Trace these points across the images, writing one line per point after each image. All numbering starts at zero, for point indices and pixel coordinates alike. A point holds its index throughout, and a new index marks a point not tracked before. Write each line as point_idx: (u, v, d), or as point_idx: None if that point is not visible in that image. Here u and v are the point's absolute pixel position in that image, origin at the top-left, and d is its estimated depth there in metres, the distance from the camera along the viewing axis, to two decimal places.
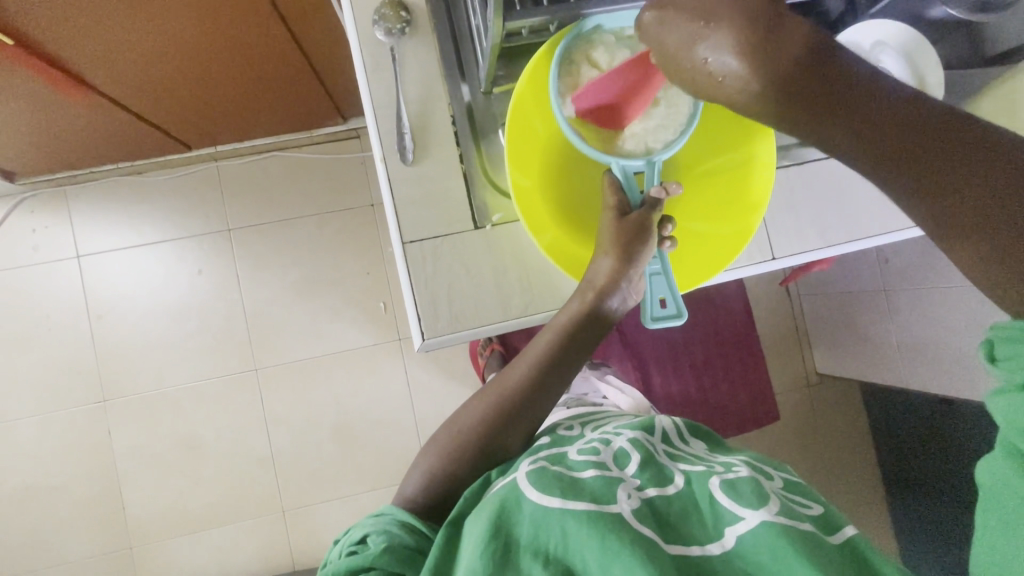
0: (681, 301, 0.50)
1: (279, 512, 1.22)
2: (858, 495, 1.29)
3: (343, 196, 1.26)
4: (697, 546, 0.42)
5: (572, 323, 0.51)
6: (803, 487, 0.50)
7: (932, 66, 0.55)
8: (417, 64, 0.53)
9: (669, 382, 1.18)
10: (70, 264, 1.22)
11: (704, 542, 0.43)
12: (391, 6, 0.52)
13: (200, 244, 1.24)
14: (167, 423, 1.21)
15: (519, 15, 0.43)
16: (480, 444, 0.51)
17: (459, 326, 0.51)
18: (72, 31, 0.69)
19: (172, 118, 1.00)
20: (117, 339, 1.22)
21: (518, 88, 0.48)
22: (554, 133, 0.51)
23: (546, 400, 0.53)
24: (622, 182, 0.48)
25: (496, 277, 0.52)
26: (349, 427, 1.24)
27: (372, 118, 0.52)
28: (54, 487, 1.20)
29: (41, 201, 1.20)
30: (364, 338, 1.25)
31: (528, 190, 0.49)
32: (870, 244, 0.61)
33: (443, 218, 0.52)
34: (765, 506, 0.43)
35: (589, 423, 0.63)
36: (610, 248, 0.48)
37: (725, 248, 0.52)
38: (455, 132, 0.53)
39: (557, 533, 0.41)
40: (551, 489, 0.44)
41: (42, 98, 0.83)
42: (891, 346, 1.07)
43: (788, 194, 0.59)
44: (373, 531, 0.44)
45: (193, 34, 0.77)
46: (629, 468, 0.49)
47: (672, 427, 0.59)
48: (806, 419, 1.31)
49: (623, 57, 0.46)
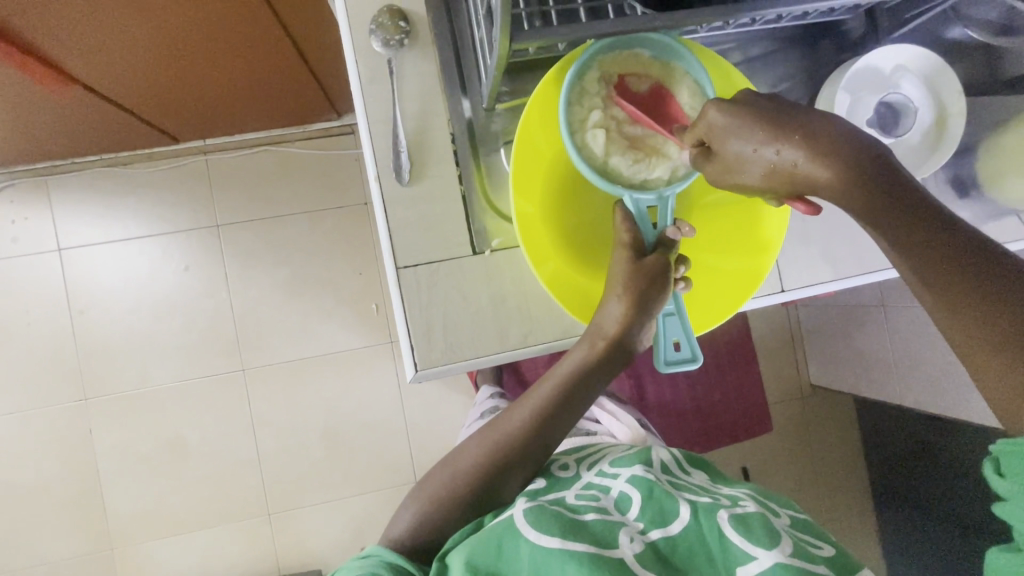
0: (695, 344, 0.46)
1: (266, 516, 1.20)
2: (849, 507, 1.28)
3: (337, 193, 1.22)
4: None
5: (578, 368, 0.49)
6: (809, 524, 0.48)
7: (954, 93, 0.52)
8: (416, 78, 0.50)
9: (664, 393, 1.17)
10: (52, 257, 1.18)
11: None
12: (389, 15, 0.49)
13: (188, 241, 1.20)
14: (152, 422, 1.18)
15: (526, 34, 0.40)
16: (477, 480, 0.49)
17: (456, 356, 0.48)
18: (54, 23, 0.66)
19: (160, 110, 0.96)
20: (101, 335, 1.18)
21: (526, 115, 0.46)
22: (561, 158, 0.48)
23: (548, 436, 0.50)
24: (634, 216, 0.45)
25: (496, 306, 0.49)
26: (338, 430, 1.22)
27: (367, 134, 0.49)
28: (32, 487, 1.16)
29: (20, 191, 1.16)
30: (356, 340, 1.22)
31: (531, 218, 0.47)
32: (883, 278, 0.58)
33: (442, 243, 0.49)
34: (778, 547, 0.41)
35: (584, 460, 0.59)
36: (621, 292, 0.45)
37: (736, 283, 0.50)
38: (455, 151, 0.50)
39: None
40: (550, 528, 0.42)
41: (24, 88, 0.79)
42: (888, 364, 1.07)
43: (802, 224, 0.57)
44: (360, 574, 0.41)
45: (181, 26, 0.73)
46: (631, 512, 0.47)
47: (671, 458, 0.56)
48: (800, 432, 1.31)
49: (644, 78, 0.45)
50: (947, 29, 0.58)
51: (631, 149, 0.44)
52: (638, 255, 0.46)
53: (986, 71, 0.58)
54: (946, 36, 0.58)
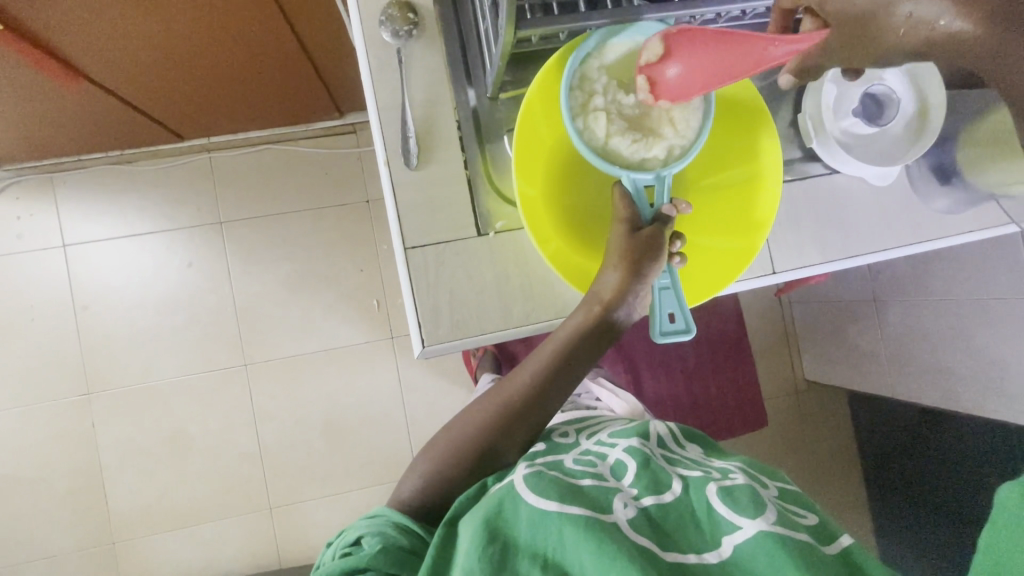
0: (689, 316, 0.48)
1: (266, 509, 1.21)
2: (843, 500, 1.30)
3: (339, 191, 1.24)
4: (693, 552, 0.42)
5: (574, 337, 0.51)
6: (797, 496, 0.50)
7: (937, 86, 0.53)
8: (423, 67, 0.52)
9: (661, 385, 1.19)
10: (56, 253, 1.19)
11: (701, 548, 0.42)
12: (398, 8, 0.51)
13: (191, 237, 1.21)
14: (154, 417, 1.19)
15: (529, 23, 0.43)
16: (481, 448, 0.50)
17: (460, 333, 0.50)
18: (67, 20, 0.68)
19: (166, 106, 0.98)
20: (104, 331, 1.20)
21: (528, 100, 0.48)
22: (561, 142, 0.51)
23: (547, 409, 0.53)
24: (632, 195, 0.48)
25: (499, 285, 0.51)
26: (339, 424, 1.23)
27: (376, 120, 0.51)
28: (34, 481, 1.17)
29: (26, 187, 1.17)
30: (357, 335, 1.24)
31: (533, 199, 0.49)
32: (869, 261, 0.61)
33: (448, 224, 0.51)
34: (762, 515, 0.43)
35: (584, 430, 0.62)
36: (618, 262, 0.48)
37: (730, 262, 0.52)
38: (460, 137, 0.52)
39: (554, 538, 0.41)
40: (548, 493, 0.44)
41: (35, 83, 0.81)
42: (879, 356, 1.09)
43: (792, 209, 0.59)
44: (367, 532, 0.44)
45: (188, 22, 0.75)
46: (625, 478, 0.49)
47: (667, 433, 0.58)
48: (795, 425, 1.33)
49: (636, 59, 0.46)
50: None
51: (630, 130, 0.46)
52: (635, 231, 0.48)
53: None
54: None
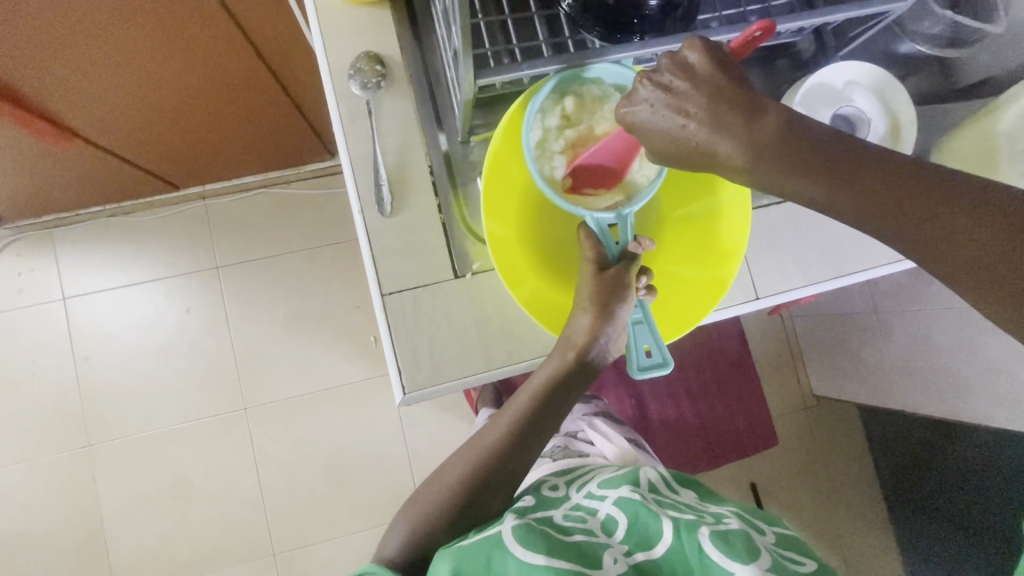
0: (666, 350, 0.48)
1: (271, 556, 1.18)
2: (862, 520, 1.26)
3: (333, 230, 1.26)
4: None
5: (552, 379, 0.50)
6: (795, 541, 0.48)
7: (904, 103, 0.55)
8: (394, 116, 0.53)
9: (665, 409, 1.17)
10: (57, 306, 1.20)
11: None
12: (366, 60, 0.52)
13: (190, 283, 1.23)
14: (156, 465, 1.19)
15: (489, 72, 0.44)
16: (465, 496, 0.50)
17: (441, 378, 0.50)
18: (52, 84, 0.70)
19: (158, 159, 1.01)
20: (104, 381, 1.20)
21: (495, 144, 0.49)
22: (530, 185, 0.52)
23: (530, 452, 0.52)
24: (597, 234, 0.48)
25: (478, 328, 0.51)
26: (340, 465, 1.21)
27: (350, 172, 0.52)
28: (37, 537, 1.16)
29: (28, 244, 1.20)
30: (355, 373, 1.23)
31: (504, 239, 0.49)
32: (855, 281, 0.60)
33: (423, 269, 0.51)
34: (756, 562, 0.42)
35: (575, 480, 0.60)
36: (589, 305, 0.47)
37: (706, 292, 0.52)
38: (434, 182, 0.53)
39: None
40: (536, 546, 0.42)
41: (26, 145, 0.83)
42: (886, 370, 1.07)
43: (770, 233, 0.59)
44: None
45: (172, 76, 0.77)
46: (616, 533, 0.47)
47: (659, 478, 0.56)
48: (807, 444, 1.29)
49: (568, 104, 0.46)
50: (898, 45, 0.61)
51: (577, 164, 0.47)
52: (603, 271, 0.48)
53: (943, 78, 0.62)
54: (896, 51, 0.61)
